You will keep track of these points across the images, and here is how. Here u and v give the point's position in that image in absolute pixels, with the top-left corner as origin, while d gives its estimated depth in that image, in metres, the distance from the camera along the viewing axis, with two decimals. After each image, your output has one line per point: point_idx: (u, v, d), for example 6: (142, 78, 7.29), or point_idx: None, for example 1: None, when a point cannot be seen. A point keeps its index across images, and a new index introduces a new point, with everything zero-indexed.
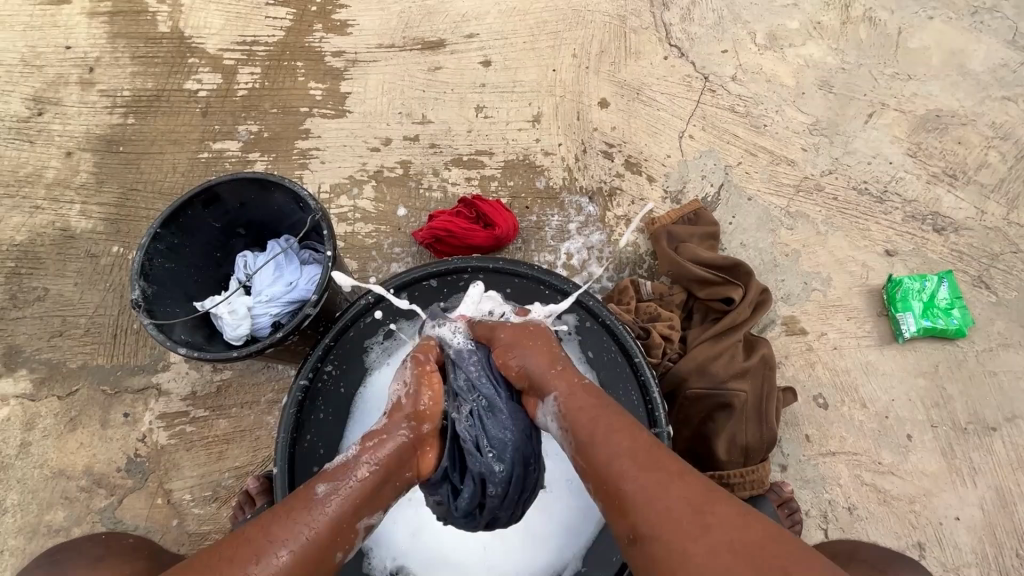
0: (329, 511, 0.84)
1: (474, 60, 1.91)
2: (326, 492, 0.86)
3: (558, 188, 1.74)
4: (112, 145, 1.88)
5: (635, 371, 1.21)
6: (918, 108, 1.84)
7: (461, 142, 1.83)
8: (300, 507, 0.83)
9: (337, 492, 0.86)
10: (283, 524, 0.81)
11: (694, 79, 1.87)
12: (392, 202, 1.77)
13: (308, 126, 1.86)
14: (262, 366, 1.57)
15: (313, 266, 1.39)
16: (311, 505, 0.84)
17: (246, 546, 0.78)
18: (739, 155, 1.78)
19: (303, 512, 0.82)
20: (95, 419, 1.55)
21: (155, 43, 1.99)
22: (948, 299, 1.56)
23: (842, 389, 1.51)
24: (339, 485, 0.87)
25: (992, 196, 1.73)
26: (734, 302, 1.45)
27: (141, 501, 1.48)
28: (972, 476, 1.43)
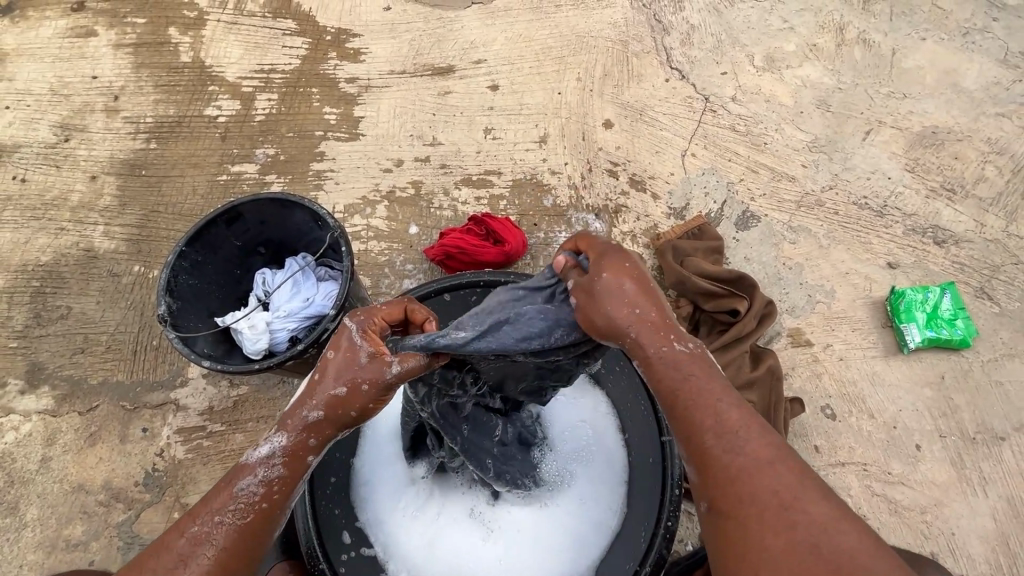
0: (255, 510, 0.83)
1: (482, 84, 1.99)
2: (251, 489, 0.83)
3: (565, 206, 1.80)
4: (135, 168, 1.96)
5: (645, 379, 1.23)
6: (914, 125, 1.89)
7: (470, 162, 1.89)
8: (223, 500, 0.82)
9: (261, 489, 0.83)
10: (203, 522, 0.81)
11: (695, 100, 1.94)
12: (404, 221, 1.82)
13: (323, 149, 1.94)
14: (278, 382, 1.61)
15: (329, 283, 1.43)
16: (235, 502, 0.82)
17: (167, 553, 0.80)
18: (741, 172, 1.83)
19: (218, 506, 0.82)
20: (114, 434, 1.58)
21: (177, 72, 2.08)
22: (951, 310, 1.59)
23: (849, 400, 1.52)
24: (265, 481, 0.83)
25: (991, 209, 1.77)
26: (740, 314, 1.47)
27: (158, 515, 1.50)
28: (982, 486, 1.43)
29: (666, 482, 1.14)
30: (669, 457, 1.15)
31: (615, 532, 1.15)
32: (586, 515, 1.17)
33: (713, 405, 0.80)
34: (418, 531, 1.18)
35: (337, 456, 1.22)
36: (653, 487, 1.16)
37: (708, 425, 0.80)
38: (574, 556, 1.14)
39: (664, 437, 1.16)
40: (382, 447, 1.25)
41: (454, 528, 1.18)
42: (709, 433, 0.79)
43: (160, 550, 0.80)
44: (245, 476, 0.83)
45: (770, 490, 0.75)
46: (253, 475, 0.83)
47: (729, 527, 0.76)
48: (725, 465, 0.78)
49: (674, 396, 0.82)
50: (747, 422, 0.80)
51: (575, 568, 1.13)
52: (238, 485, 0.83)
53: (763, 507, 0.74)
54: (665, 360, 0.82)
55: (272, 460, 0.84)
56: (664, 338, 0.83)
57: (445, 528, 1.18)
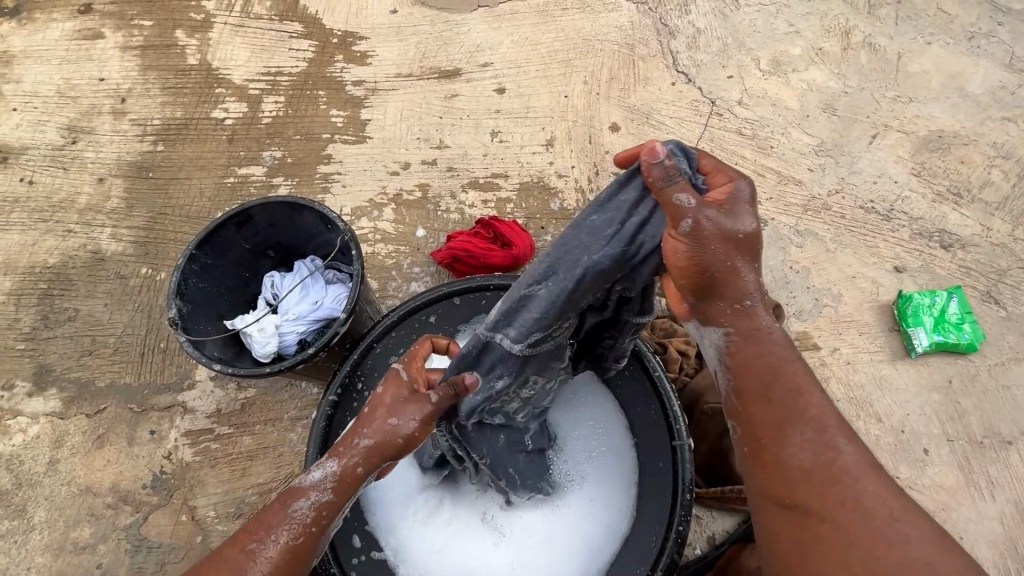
0: (306, 531, 0.86)
1: (489, 87, 1.99)
2: (304, 512, 0.87)
3: (572, 209, 1.80)
4: (142, 171, 1.96)
5: (655, 384, 1.23)
6: (920, 129, 1.89)
7: (477, 165, 1.89)
8: (279, 522, 0.86)
9: (313, 512, 0.87)
10: (256, 542, 0.84)
11: (701, 103, 1.94)
12: (411, 224, 1.83)
13: (330, 151, 1.94)
14: (286, 385, 1.61)
15: (338, 286, 1.44)
16: (289, 526, 0.86)
17: (223, 565, 0.82)
18: (747, 176, 1.84)
19: (271, 525, 0.85)
20: (122, 437, 1.58)
21: (184, 74, 2.09)
22: (958, 314, 1.59)
23: (856, 403, 1.53)
24: (317, 503, 0.88)
25: (998, 213, 1.77)
26: None
27: (166, 518, 1.50)
28: (990, 490, 1.43)
29: (677, 487, 1.14)
30: (679, 463, 1.16)
31: (625, 536, 1.15)
32: (595, 519, 1.18)
33: (802, 405, 0.81)
34: (429, 534, 1.18)
35: None
36: (664, 492, 1.16)
37: (792, 428, 0.80)
38: (587, 561, 1.14)
39: (675, 442, 1.17)
40: None
41: (465, 531, 1.19)
42: (799, 426, 0.80)
43: (215, 568, 0.82)
44: (298, 499, 0.88)
45: (864, 496, 0.74)
46: (308, 497, 0.88)
47: (816, 527, 0.75)
48: (815, 460, 0.77)
49: (764, 390, 0.84)
50: (841, 426, 0.80)
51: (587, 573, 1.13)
52: (294, 507, 0.87)
53: (858, 514, 0.73)
54: (755, 347, 0.85)
55: (322, 484, 0.89)
56: (762, 328, 0.86)
57: (456, 531, 1.19)
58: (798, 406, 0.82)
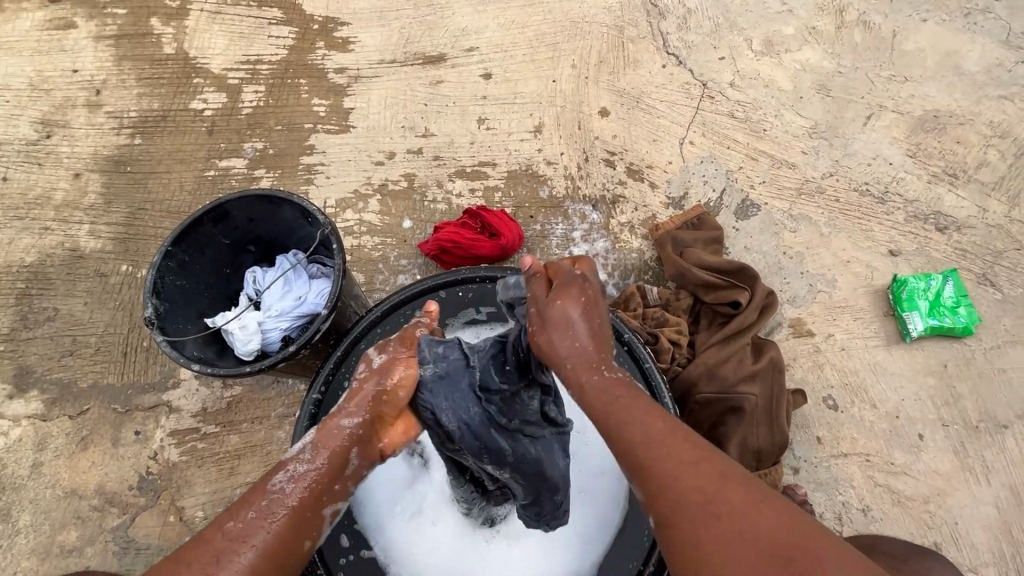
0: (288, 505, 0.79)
1: (475, 73, 1.94)
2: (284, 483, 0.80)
3: (561, 197, 1.76)
4: (120, 165, 1.91)
5: (646, 377, 1.20)
6: (915, 109, 1.86)
7: (464, 153, 1.85)
8: (258, 500, 0.78)
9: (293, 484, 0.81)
10: (241, 521, 0.76)
11: (692, 86, 1.90)
12: (397, 215, 1.79)
13: (313, 142, 1.89)
14: (272, 381, 1.57)
15: (321, 281, 1.40)
16: (269, 500, 0.79)
17: (201, 549, 0.74)
18: (740, 160, 1.80)
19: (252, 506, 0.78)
20: (107, 438, 1.55)
21: (161, 64, 2.02)
22: (953, 298, 1.57)
23: (851, 389, 1.51)
24: (296, 475, 0.81)
25: (994, 194, 1.74)
26: (741, 306, 1.41)
27: (153, 519, 1.47)
28: (985, 474, 1.42)
29: None
30: None
31: (618, 527, 1.12)
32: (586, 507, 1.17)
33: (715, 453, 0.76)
34: (422, 531, 1.17)
35: None
36: None
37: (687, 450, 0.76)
38: (578, 555, 1.12)
39: None
40: None
41: (456, 527, 1.18)
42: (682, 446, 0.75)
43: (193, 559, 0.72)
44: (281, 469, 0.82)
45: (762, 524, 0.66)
46: (287, 470, 0.81)
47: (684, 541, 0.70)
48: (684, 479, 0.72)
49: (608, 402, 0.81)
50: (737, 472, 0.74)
51: (579, 567, 1.12)
52: (271, 480, 0.80)
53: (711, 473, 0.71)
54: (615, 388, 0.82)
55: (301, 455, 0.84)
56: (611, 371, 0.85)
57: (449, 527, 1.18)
58: (627, 417, 0.79)
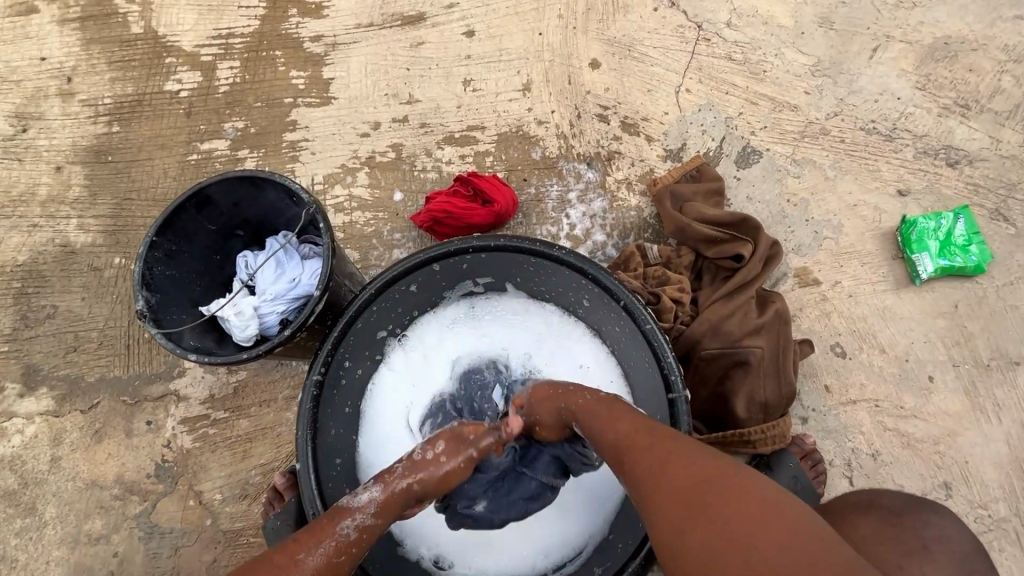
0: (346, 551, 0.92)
1: (457, 31, 1.84)
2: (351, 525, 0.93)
3: (555, 157, 1.70)
4: (101, 155, 1.86)
5: (648, 339, 1.17)
6: (925, 37, 1.75)
7: (451, 118, 1.78)
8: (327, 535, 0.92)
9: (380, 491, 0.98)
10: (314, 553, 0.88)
11: (687, 29, 1.79)
12: (388, 187, 1.74)
13: (294, 117, 1.82)
14: (276, 364, 1.57)
15: (314, 261, 1.37)
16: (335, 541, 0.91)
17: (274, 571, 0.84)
18: (740, 105, 1.72)
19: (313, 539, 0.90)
20: (120, 429, 1.57)
21: (130, 45, 1.94)
22: (965, 235, 1.52)
23: (859, 336, 1.48)
24: (360, 523, 0.94)
25: (1008, 123, 1.66)
26: (744, 259, 1.36)
27: (174, 504, 1.51)
28: (996, 412, 1.41)
29: None
30: (677, 416, 1.13)
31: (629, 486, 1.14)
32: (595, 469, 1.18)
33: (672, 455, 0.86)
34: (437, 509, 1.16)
35: (335, 435, 1.19)
36: None
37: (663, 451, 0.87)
38: (590, 513, 1.15)
39: (670, 395, 1.14)
40: (380, 424, 1.22)
41: None
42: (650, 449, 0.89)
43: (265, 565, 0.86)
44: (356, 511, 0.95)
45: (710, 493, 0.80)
46: (352, 517, 0.94)
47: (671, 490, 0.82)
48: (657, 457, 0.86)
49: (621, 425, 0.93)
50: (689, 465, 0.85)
51: (592, 522, 1.14)
52: (339, 524, 0.93)
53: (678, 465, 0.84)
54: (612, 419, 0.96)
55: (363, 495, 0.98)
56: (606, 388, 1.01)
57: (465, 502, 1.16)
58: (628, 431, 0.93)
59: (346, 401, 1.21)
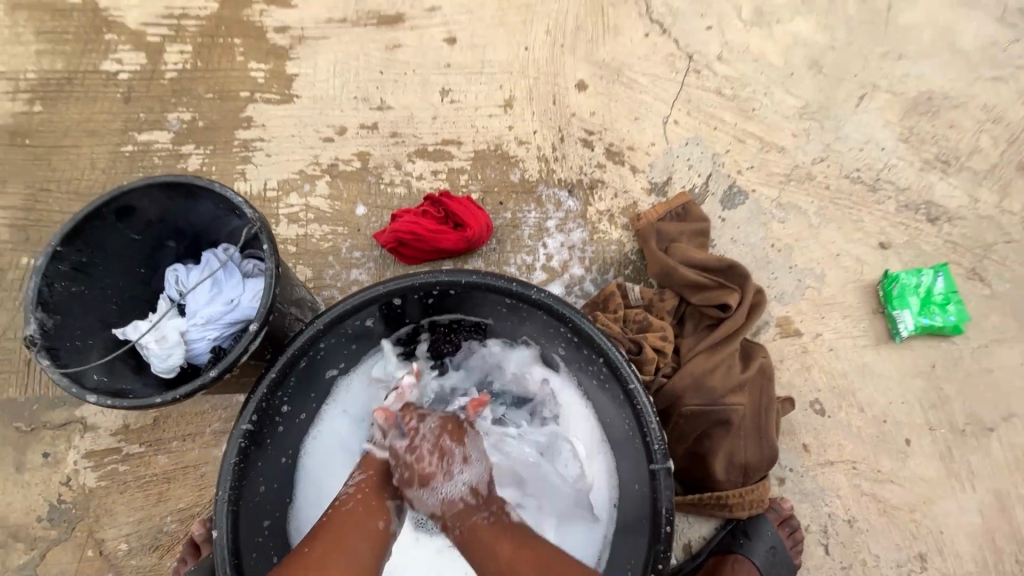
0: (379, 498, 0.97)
1: (437, 37, 1.71)
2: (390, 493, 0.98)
3: (534, 181, 1.59)
4: (17, 138, 1.62)
5: (631, 398, 1.00)
6: (909, 90, 1.75)
7: (425, 130, 1.64)
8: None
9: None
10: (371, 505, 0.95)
11: (678, 58, 1.73)
12: (350, 200, 1.58)
13: (250, 113, 1.64)
14: (205, 393, 1.37)
15: (257, 280, 1.21)
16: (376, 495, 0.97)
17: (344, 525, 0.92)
18: (728, 143, 1.66)
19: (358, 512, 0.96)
20: (9, 462, 1.34)
21: (64, 16, 1.71)
22: (943, 294, 1.50)
23: (838, 393, 1.42)
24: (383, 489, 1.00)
25: (985, 182, 1.66)
26: (731, 308, 1.27)
27: (67, 554, 1.28)
28: (971, 480, 1.36)
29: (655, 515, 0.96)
30: (659, 490, 0.96)
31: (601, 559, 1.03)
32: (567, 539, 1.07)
33: None
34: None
35: (264, 489, 1.02)
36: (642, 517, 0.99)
37: None
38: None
39: (653, 465, 0.97)
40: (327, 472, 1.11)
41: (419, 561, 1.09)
42: None
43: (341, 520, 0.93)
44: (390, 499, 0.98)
45: None
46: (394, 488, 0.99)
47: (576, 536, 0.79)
48: None
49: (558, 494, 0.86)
50: None
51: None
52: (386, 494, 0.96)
53: None
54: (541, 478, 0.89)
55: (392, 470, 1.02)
56: None
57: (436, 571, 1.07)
58: None
59: (285, 451, 1.07)
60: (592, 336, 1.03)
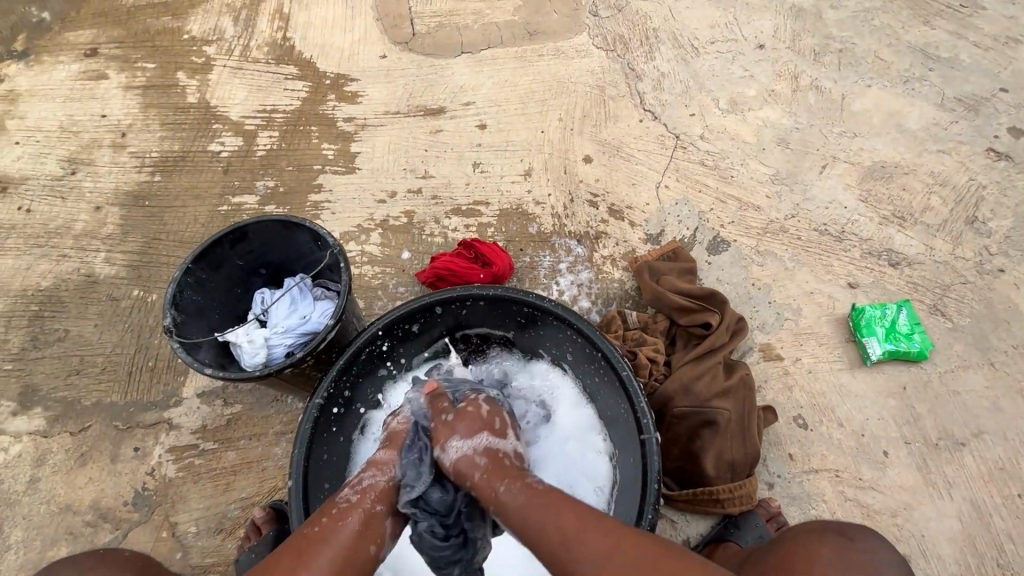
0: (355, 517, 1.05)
1: (471, 123, 2.15)
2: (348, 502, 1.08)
3: (549, 232, 1.92)
4: (139, 200, 2.05)
5: (624, 384, 1.26)
6: (865, 160, 2.08)
7: (460, 193, 2.02)
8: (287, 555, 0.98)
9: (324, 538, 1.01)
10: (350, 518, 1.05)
11: (666, 138, 2.12)
12: (397, 247, 1.93)
13: (321, 181, 2.06)
14: (272, 400, 1.64)
15: (325, 301, 1.51)
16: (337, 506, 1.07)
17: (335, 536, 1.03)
18: (711, 202, 1.99)
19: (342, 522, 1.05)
20: (105, 454, 1.59)
21: (185, 111, 2.22)
22: (908, 325, 1.71)
23: (818, 409, 1.61)
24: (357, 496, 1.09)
25: (939, 234, 1.93)
26: (712, 327, 1.53)
27: (146, 535, 1.49)
28: (948, 489, 1.50)
29: (646, 479, 1.17)
30: (647, 455, 1.18)
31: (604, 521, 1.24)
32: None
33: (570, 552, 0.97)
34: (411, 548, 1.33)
35: (325, 456, 1.28)
36: (635, 484, 1.20)
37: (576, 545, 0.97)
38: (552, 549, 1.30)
39: (642, 437, 1.20)
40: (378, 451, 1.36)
41: None
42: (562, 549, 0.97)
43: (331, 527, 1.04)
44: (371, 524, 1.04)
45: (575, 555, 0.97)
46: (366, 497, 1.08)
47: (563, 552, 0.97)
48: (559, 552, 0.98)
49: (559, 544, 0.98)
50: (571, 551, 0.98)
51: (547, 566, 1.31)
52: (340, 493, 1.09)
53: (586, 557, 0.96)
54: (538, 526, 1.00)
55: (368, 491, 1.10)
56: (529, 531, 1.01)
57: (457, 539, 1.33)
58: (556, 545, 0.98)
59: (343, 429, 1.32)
60: (592, 336, 1.30)
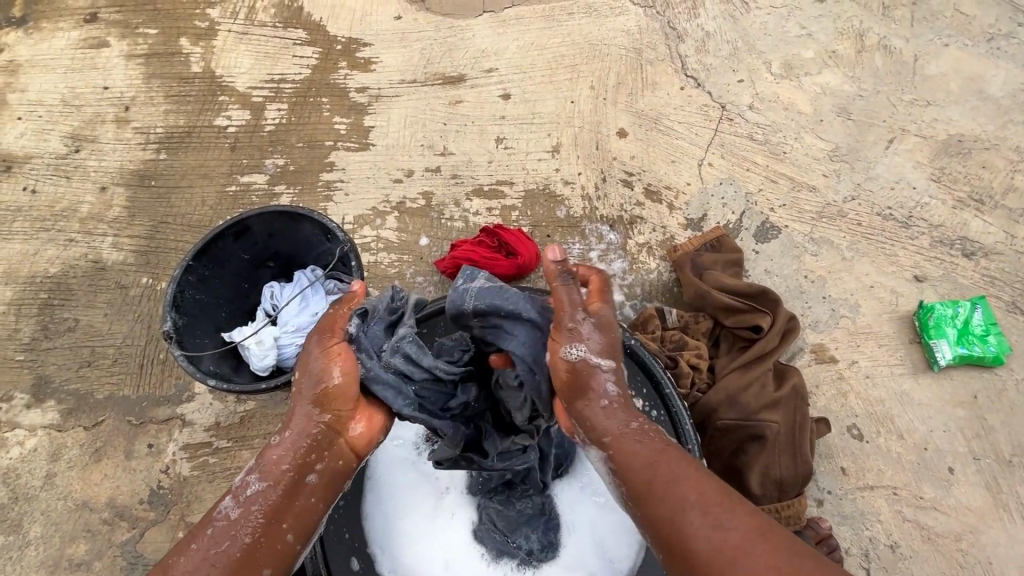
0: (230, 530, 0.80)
1: (494, 93, 1.96)
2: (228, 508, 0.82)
3: (578, 217, 1.76)
4: (145, 179, 1.95)
5: (666, 403, 1.16)
6: (939, 133, 1.83)
7: (482, 172, 1.86)
8: (202, 531, 0.81)
9: (241, 507, 0.82)
10: (189, 554, 0.78)
11: (711, 108, 1.89)
12: (414, 232, 1.79)
13: (333, 159, 1.91)
14: (285, 398, 1.56)
15: (338, 296, 1.40)
16: (214, 528, 0.81)
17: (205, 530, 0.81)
18: (760, 182, 1.78)
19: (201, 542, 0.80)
20: (120, 450, 1.55)
21: (189, 82, 2.07)
22: (983, 325, 1.52)
23: (876, 419, 1.46)
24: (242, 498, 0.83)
25: (1022, 219, 1.71)
26: (762, 331, 1.39)
27: (163, 534, 1.47)
28: (1019, 511, 1.36)
29: None
30: None
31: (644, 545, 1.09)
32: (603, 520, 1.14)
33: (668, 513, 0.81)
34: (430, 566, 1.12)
35: None
36: None
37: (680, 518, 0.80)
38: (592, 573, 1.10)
39: None
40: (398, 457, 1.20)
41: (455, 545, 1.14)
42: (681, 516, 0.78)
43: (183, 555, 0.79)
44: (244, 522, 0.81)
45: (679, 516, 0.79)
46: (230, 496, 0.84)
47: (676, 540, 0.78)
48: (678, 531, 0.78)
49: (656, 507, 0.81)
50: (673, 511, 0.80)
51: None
52: (217, 508, 0.83)
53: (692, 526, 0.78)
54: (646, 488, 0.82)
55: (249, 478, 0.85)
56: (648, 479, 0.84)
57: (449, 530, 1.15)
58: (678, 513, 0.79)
59: None
60: (632, 347, 1.20)
